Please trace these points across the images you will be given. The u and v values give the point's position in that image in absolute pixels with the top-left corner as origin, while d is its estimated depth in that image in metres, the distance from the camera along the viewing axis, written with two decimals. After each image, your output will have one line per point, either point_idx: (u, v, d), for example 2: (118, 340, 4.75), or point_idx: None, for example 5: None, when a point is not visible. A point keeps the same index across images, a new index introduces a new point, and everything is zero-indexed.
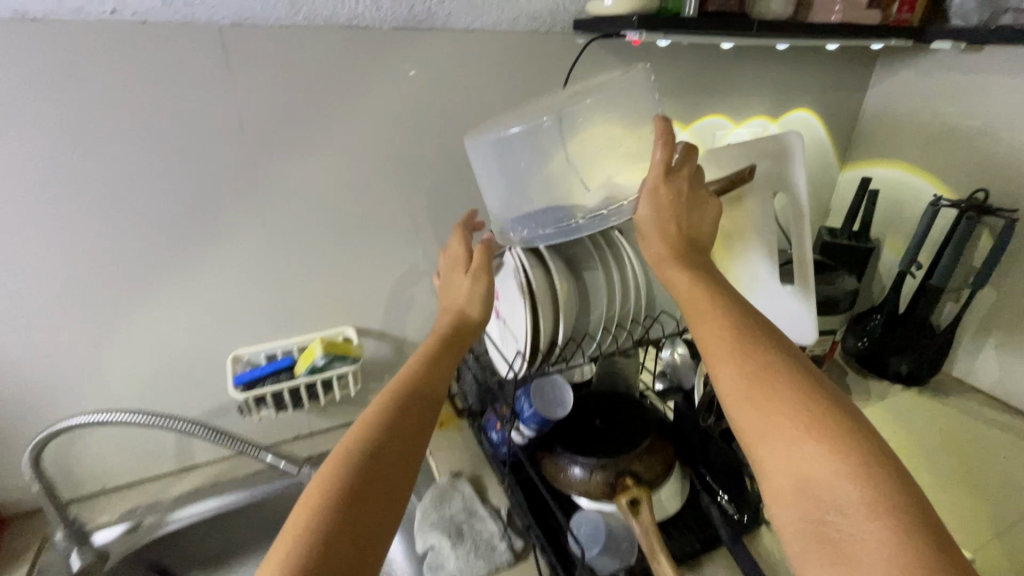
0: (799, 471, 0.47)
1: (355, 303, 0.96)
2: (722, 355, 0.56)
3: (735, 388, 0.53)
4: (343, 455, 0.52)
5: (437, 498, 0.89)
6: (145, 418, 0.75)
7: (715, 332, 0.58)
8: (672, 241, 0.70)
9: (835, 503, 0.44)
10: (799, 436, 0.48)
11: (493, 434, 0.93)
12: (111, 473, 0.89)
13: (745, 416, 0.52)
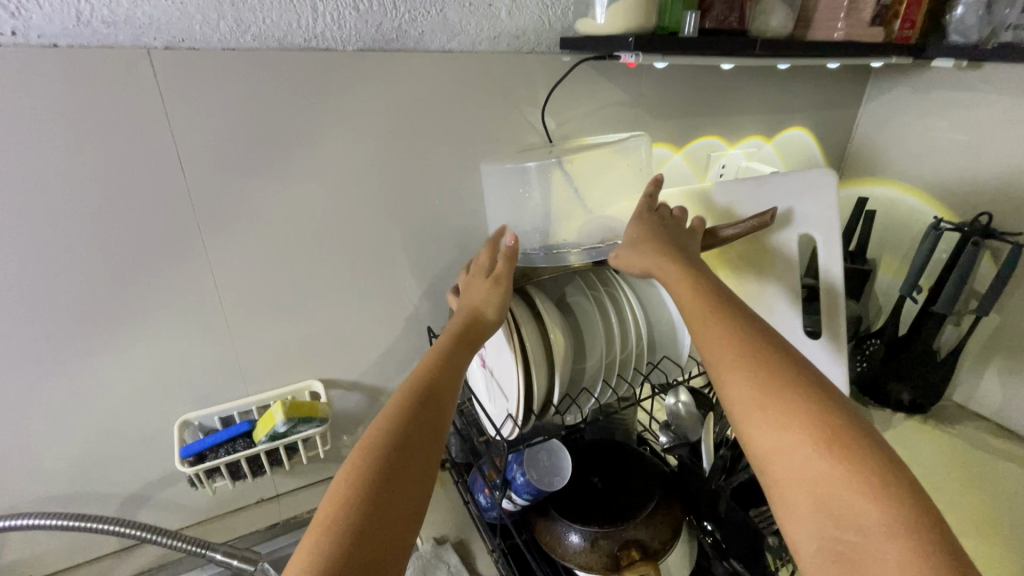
0: (820, 494, 0.42)
1: (324, 352, 0.86)
2: (756, 373, 0.48)
3: (771, 415, 0.46)
4: (328, 517, 0.42)
5: (420, 571, 0.80)
6: (64, 521, 0.68)
7: (720, 340, 0.52)
8: (662, 251, 0.63)
9: (861, 528, 0.39)
10: (847, 480, 0.41)
11: (480, 497, 0.82)
12: (39, 559, 0.77)
13: (782, 450, 0.44)
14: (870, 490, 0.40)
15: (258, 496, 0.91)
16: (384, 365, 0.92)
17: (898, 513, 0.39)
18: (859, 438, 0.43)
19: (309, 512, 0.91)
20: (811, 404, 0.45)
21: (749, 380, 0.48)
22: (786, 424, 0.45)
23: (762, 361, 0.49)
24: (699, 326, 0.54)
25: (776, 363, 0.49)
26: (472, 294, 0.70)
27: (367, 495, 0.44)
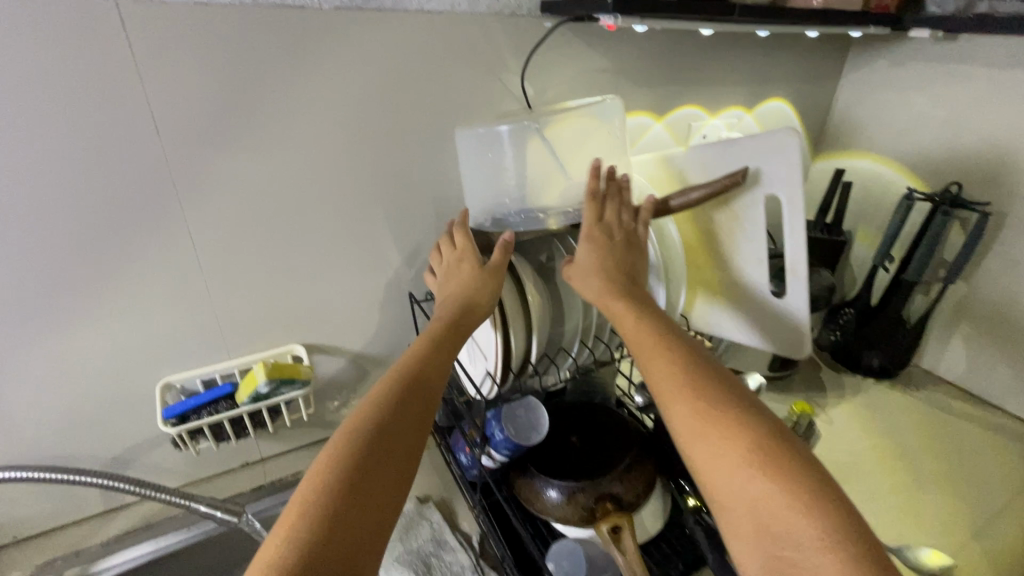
0: (757, 511, 0.45)
1: (306, 317, 0.86)
2: (700, 402, 0.52)
3: (711, 441, 0.49)
4: (297, 520, 0.43)
5: (403, 528, 0.82)
6: (42, 474, 0.67)
7: (666, 371, 0.56)
8: (612, 275, 0.67)
9: (794, 541, 0.42)
10: (782, 499, 0.44)
11: (461, 457, 0.83)
12: (24, 519, 0.78)
13: (724, 474, 0.48)
14: (804, 507, 0.43)
15: (242, 460, 0.93)
16: (366, 331, 0.93)
17: (830, 526, 0.42)
18: (795, 459, 0.47)
19: (294, 475, 0.92)
20: (751, 429, 0.49)
21: (693, 409, 0.52)
22: (727, 449, 0.48)
23: (707, 390, 0.53)
24: (648, 359, 0.58)
25: (719, 392, 0.53)
26: (455, 284, 0.69)
27: (340, 496, 0.44)
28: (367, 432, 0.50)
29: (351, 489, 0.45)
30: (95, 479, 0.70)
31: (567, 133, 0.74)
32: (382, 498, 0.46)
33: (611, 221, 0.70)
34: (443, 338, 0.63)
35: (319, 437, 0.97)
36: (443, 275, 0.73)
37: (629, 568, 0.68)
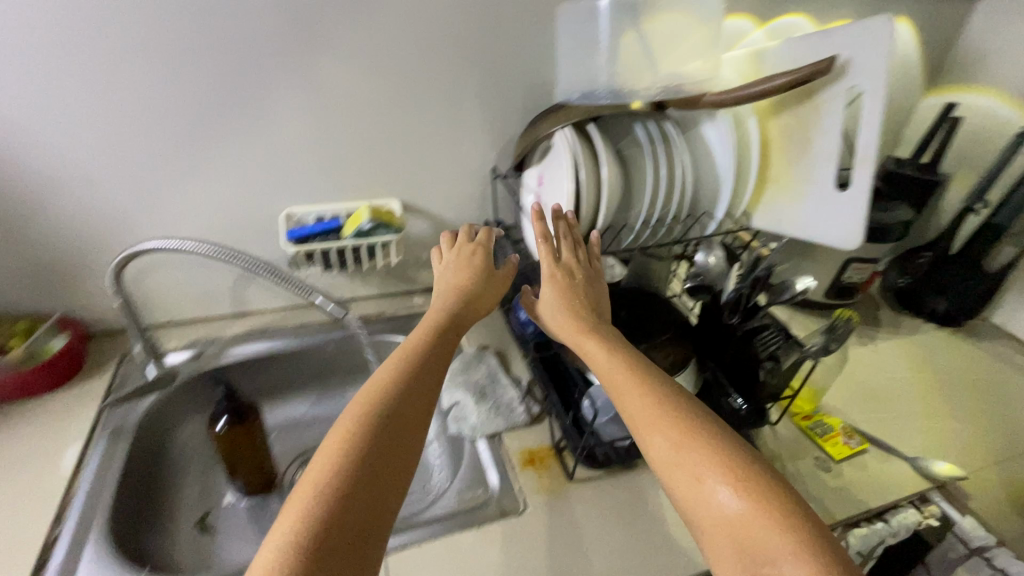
0: (731, 528, 0.46)
1: (403, 174, 0.98)
2: (677, 428, 0.53)
3: (689, 463, 0.51)
4: (298, 509, 0.46)
5: (464, 365, 0.97)
6: (210, 249, 0.77)
7: (636, 405, 0.57)
8: (579, 313, 0.70)
9: (769, 556, 0.44)
10: (760, 520, 0.46)
11: (521, 314, 0.97)
12: (176, 306, 0.98)
13: (698, 495, 0.49)
14: (782, 529, 0.45)
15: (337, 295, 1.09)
16: (451, 197, 1.04)
17: (805, 541, 0.44)
18: (769, 482, 0.48)
19: (378, 313, 1.08)
20: (727, 453, 0.51)
21: (668, 437, 0.53)
22: (702, 471, 0.50)
23: (685, 419, 0.54)
24: (621, 395, 0.59)
25: (693, 420, 0.54)
26: (458, 282, 0.78)
27: (341, 482, 0.48)
28: (365, 421, 0.53)
29: (351, 477, 0.48)
30: (245, 263, 0.82)
31: (666, 17, 0.77)
32: (386, 477, 0.50)
33: (569, 261, 0.76)
34: (438, 334, 0.67)
35: (400, 288, 1.12)
36: (445, 265, 0.82)
37: None
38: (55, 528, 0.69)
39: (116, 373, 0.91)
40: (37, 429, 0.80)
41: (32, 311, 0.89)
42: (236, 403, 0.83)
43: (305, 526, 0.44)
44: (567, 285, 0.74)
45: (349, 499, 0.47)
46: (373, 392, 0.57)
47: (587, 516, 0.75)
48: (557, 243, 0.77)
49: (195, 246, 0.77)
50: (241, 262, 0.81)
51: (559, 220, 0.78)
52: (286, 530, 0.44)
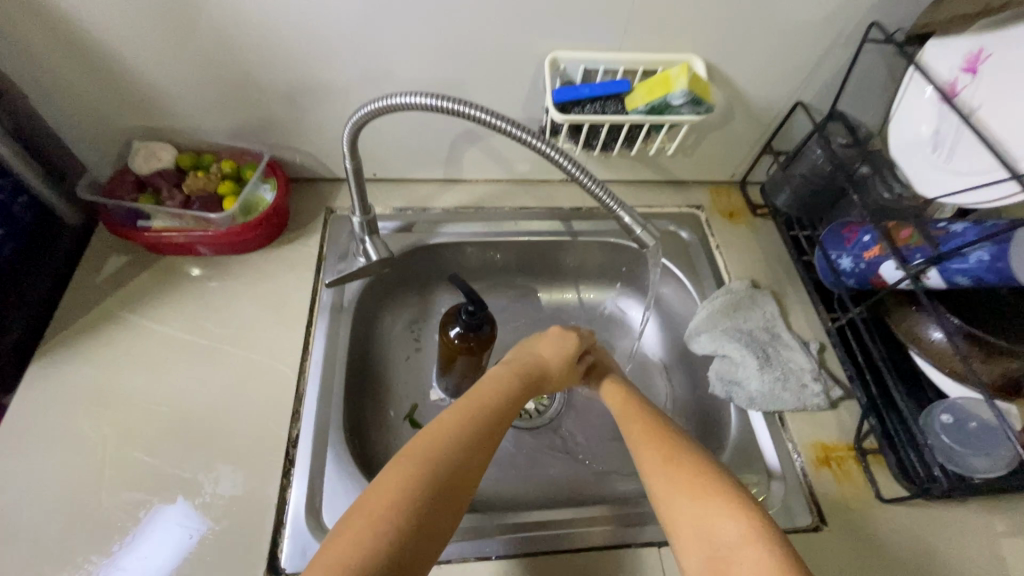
0: (702, 524, 0.50)
1: (727, 20, 0.64)
2: (657, 447, 0.58)
3: (665, 475, 0.55)
4: (419, 460, 0.49)
5: (731, 305, 0.75)
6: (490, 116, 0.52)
7: (641, 427, 0.61)
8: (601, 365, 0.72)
9: (726, 541, 0.49)
10: (719, 508, 0.51)
11: (843, 259, 0.67)
12: (386, 160, 0.80)
13: (672, 497, 0.53)
14: (745, 524, 0.49)
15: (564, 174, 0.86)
16: (771, 64, 0.70)
17: (756, 524, 0.49)
18: (738, 488, 0.52)
19: None
20: (696, 461, 0.55)
21: (660, 451, 0.57)
22: (676, 475, 0.54)
23: (665, 438, 0.58)
24: (627, 417, 0.63)
25: (669, 437, 0.59)
26: (543, 357, 0.66)
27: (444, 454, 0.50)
28: (462, 416, 0.54)
29: (453, 451, 0.50)
30: (535, 143, 0.54)
31: None
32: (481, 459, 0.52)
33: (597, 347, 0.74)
34: (528, 382, 0.63)
35: (642, 177, 0.86)
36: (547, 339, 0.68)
37: None
38: (293, 425, 0.62)
39: (325, 234, 0.77)
40: (256, 293, 0.71)
41: (236, 146, 0.73)
42: (478, 318, 0.66)
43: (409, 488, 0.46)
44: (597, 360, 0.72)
45: (454, 470, 0.49)
46: (484, 393, 0.59)
47: (901, 557, 0.59)
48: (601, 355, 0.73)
49: (467, 103, 0.52)
50: (525, 138, 0.54)
51: (591, 352, 0.72)
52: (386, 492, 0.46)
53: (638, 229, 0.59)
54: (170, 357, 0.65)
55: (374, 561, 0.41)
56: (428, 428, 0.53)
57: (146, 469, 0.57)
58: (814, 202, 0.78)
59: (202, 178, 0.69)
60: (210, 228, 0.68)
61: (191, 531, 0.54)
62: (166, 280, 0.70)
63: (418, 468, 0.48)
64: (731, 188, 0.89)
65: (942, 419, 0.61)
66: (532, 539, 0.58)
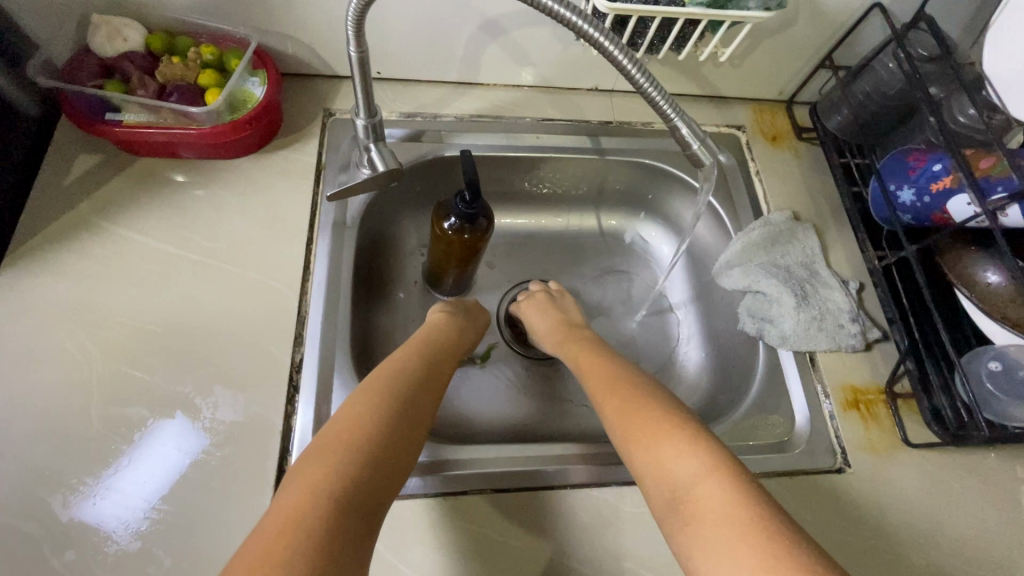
0: (659, 468, 0.46)
1: None
2: (613, 394, 0.53)
3: (624, 420, 0.51)
4: (361, 410, 0.45)
5: (769, 239, 0.69)
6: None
7: (598, 380, 0.56)
8: (558, 324, 0.67)
9: (686, 480, 0.44)
10: (672, 446, 0.46)
11: (903, 192, 0.60)
12: (394, 54, 0.70)
13: (629, 444, 0.49)
14: (700, 460, 0.44)
15: (593, 83, 0.77)
16: None
17: (713, 457, 0.44)
18: (688, 423, 0.48)
19: (643, 124, 0.77)
20: (648, 401, 0.51)
21: (617, 396, 0.53)
22: (631, 421, 0.50)
23: (617, 383, 0.55)
24: (587, 368, 0.59)
25: (620, 380, 0.55)
26: (469, 303, 0.66)
27: (384, 395, 0.47)
28: (411, 370, 0.51)
29: (394, 394, 0.47)
30: (583, 30, 0.46)
31: None
32: (428, 402, 0.49)
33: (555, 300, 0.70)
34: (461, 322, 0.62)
35: (679, 90, 0.77)
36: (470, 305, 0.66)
37: None
38: (296, 349, 0.57)
39: (324, 142, 0.69)
40: (248, 205, 0.63)
41: (215, 29, 0.62)
42: (477, 207, 0.59)
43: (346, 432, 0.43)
44: (550, 318, 0.68)
45: (399, 411, 0.46)
46: (428, 347, 0.55)
47: (921, 499, 0.58)
48: (558, 305, 0.70)
49: None
50: (568, 18, 0.45)
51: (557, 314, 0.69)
52: (323, 439, 0.42)
53: (696, 144, 0.51)
54: (157, 273, 0.59)
55: (312, 504, 0.37)
56: (365, 383, 0.48)
57: (140, 390, 0.53)
58: (875, 122, 0.70)
59: (178, 64, 0.59)
60: (194, 126, 0.59)
61: (190, 439, 0.52)
62: (147, 183, 0.62)
63: (357, 422, 0.44)
64: (776, 107, 0.80)
65: (990, 366, 0.57)
66: (548, 472, 0.56)
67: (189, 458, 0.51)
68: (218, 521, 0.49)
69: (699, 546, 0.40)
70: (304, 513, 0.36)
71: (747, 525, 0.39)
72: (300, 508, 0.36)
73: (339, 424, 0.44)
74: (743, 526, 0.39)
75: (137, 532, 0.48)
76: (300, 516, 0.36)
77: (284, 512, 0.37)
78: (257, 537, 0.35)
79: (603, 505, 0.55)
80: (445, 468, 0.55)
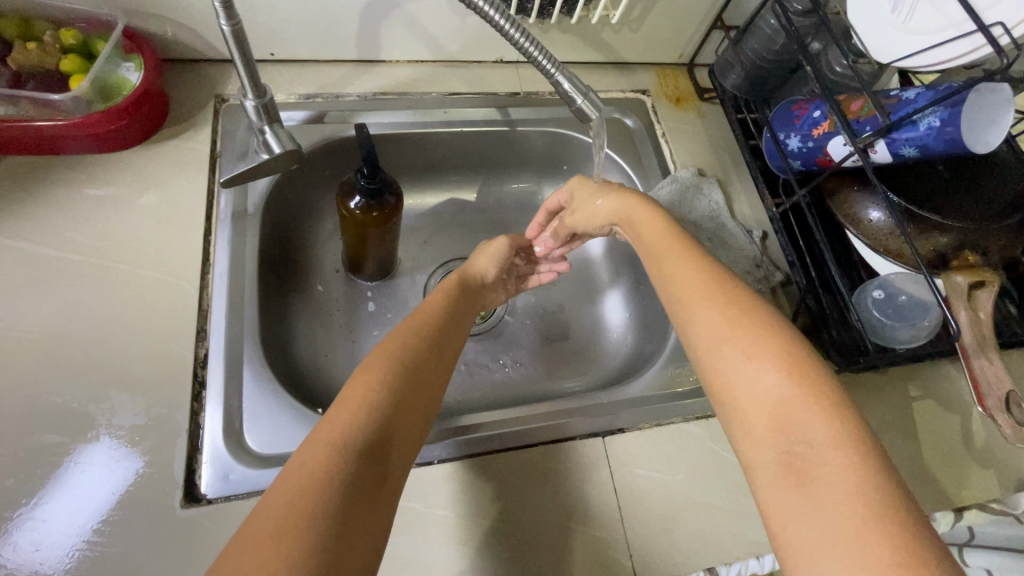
0: (772, 409, 0.40)
1: None
2: (718, 307, 0.46)
3: (729, 343, 0.44)
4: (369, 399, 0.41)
5: (677, 196, 0.71)
6: None
7: (697, 288, 0.49)
8: (603, 190, 0.63)
9: (806, 435, 0.37)
10: (798, 397, 0.39)
11: (791, 140, 0.63)
12: (286, 35, 0.67)
13: (735, 368, 0.43)
14: (829, 421, 0.38)
15: (497, 55, 0.76)
16: None
17: (847, 424, 0.37)
18: (822, 371, 0.41)
19: (551, 94, 0.77)
20: (773, 335, 0.43)
21: (718, 311, 0.46)
22: (743, 341, 0.43)
23: (729, 300, 0.47)
24: (678, 275, 0.51)
25: (735, 298, 0.47)
26: (476, 263, 0.63)
27: (395, 385, 0.43)
28: (419, 355, 0.47)
29: (401, 388, 0.43)
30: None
31: None
32: (434, 393, 0.46)
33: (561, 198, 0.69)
34: (465, 286, 0.60)
35: (582, 58, 0.78)
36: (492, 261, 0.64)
37: (975, 327, 0.57)
38: (200, 344, 0.55)
39: (217, 129, 0.65)
40: (136, 199, 0.60)
41: (79, 13, 0.58)
42: (378, 181, 0.58)
43: (365, 421, 0.39)
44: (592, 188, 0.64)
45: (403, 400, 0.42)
46: (433, 327, 0.50)
47: None
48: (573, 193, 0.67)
49: None
50: None
51: (581, 215, 0.66)
52: (346, 419, 0.39)
53: (578, 98, 0.53)
54: (37, 279, 0.54)
55: (306, 514, 0.33)
56: (371, 362, 0.44)
57: (24, 404, 0.49)
58: (765, 77, 0.73)
59: (33, 49, 0.54)
60: (61, 117, 0.55)
61: (110, 452, 0.49)
62: (17, 184, 0.57)
63: (362, 414, 0.40)
64: (678, 71, 0.82)
65: (874, 295, 0.62)
66: (531, 431, 0.57)
67: (102, 475, 0.48)
68: (123, 529, 0.46)
69: (795, 505, 0.35)
70: (313, 508, 0.33)
71: (864, 499, 0.34)
72: (291, 510, 0.33)
73: (361, 411, 0.40)
74: (859, 503, 0.34)
75: (30, 555, 0.44)
76: (295, 530, 0.32)
77: (272, 511, 0.33)
78: (264, 513, 0.33)
79: (531, 466, 0.56)
80: (476, 431, 0.57)
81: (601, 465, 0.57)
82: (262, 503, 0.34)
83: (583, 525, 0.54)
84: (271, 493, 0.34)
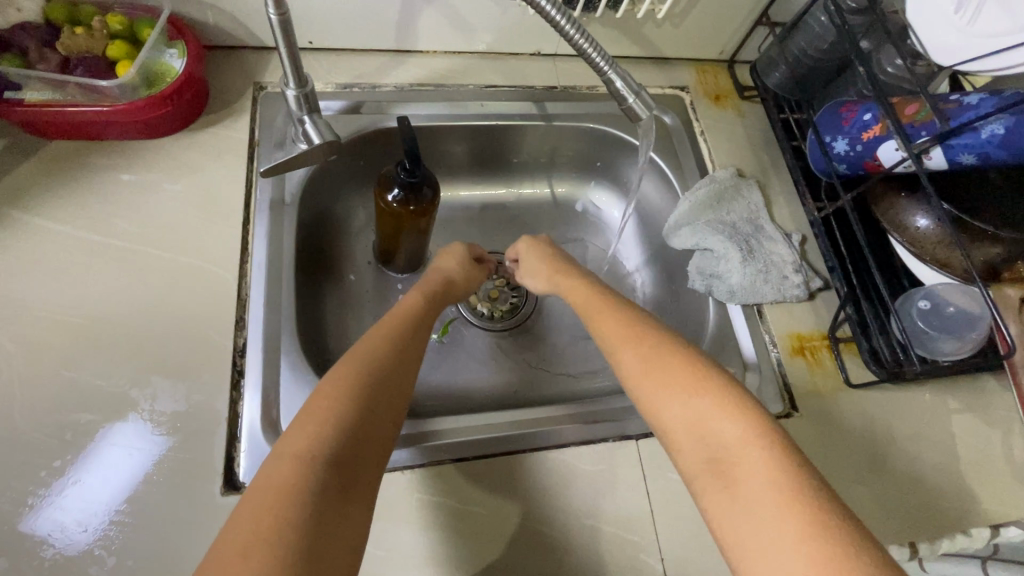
0: (701, 435, 0.43)
1: None
2: (641, 347, 0.50)
3: (655, 378, 0.47)
4: (329, 402, 0.41)
5: (715, 197, 0.70)
6: None
7: (621, 333, 0.52)
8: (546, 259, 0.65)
9: (739, 452, 0.40)
10: (722, 419, 0.43)
11: (839, 142, 0.61)
12: (326, 23, 0.67)
13: (666, 401, 0.45)
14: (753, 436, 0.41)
15: (535, 48, 0.75)
16: None
17: (766, 432, 0.41)
18: (737, 390, 0.45)
19: (588, 88, 0.76)
20: (689, 364, 0.47)
21: (641, 352, 0.49)
22: (665, 379, 0.46)
23: (644, 336, 0.51)
24: (603, 319, 0.54)
25: (649, 334, 0.51)
26: (444, 265, 0.64)
27: (358, 386, 0.43)
28: (380, 351, 0.47)
29: (363, 384, 0.43)
30: None
31: None
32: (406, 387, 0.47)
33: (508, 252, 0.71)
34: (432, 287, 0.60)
35: (620, 53, 0.76)
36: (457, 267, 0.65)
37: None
38: (239, 333, 0.55)
39: (256, 117, 0.65)
40: (177, 186, 0.60)
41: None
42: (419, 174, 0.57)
43: (329, 425, 0.40)
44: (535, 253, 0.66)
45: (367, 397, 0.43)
46: (391, 324, 0.52)
47: (863, 437, 0.61)
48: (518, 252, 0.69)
49: None
50: None
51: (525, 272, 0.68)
52: (313, 430, 0.39)
53: (630, 97, 0.52)
54: (81, 264, 0.55)
55: (281, 518, 0.34)
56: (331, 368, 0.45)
57: (70, 387, 0.50)
58: (811, 77, 0.71)
59: (82, 35, 0.55)
60: (106, 102, 0.55)
61: (153, 437, 0.49)
62: (62, 168, 0.58)
63: (326, 419, 0.40)
64: (718, 67, 0.81)
65: (919, 305, 0.60)
66: (563, 431, 0.57)
67: (145, 459, 0.49)
68: (164, 513, 0.47)
69: (747, 521, 0.37)
70: (289, 511, 0.34)
71: (796, 497, 0.37)
72: (267, 519, 0.34)
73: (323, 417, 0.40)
74: (796, 505, 0.36)
75: (77, 536, 0.45)
76: (271, 535, 0.33)
77: (247, 524, 0.34)
78: (239, 528, 0.34)
79: (563, 466, 0.56)
80: (436, 438, 0.55)
81: (633, 468, 0.56)
82: (234, 520, 0.34)
83: (615, 528, 0.53)
84: (239, 514, 0.34)
